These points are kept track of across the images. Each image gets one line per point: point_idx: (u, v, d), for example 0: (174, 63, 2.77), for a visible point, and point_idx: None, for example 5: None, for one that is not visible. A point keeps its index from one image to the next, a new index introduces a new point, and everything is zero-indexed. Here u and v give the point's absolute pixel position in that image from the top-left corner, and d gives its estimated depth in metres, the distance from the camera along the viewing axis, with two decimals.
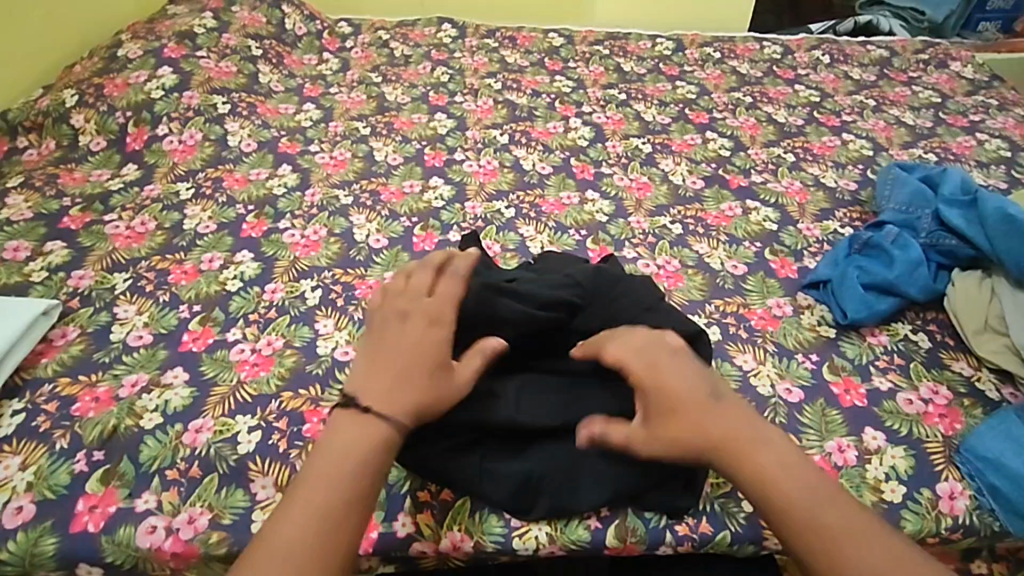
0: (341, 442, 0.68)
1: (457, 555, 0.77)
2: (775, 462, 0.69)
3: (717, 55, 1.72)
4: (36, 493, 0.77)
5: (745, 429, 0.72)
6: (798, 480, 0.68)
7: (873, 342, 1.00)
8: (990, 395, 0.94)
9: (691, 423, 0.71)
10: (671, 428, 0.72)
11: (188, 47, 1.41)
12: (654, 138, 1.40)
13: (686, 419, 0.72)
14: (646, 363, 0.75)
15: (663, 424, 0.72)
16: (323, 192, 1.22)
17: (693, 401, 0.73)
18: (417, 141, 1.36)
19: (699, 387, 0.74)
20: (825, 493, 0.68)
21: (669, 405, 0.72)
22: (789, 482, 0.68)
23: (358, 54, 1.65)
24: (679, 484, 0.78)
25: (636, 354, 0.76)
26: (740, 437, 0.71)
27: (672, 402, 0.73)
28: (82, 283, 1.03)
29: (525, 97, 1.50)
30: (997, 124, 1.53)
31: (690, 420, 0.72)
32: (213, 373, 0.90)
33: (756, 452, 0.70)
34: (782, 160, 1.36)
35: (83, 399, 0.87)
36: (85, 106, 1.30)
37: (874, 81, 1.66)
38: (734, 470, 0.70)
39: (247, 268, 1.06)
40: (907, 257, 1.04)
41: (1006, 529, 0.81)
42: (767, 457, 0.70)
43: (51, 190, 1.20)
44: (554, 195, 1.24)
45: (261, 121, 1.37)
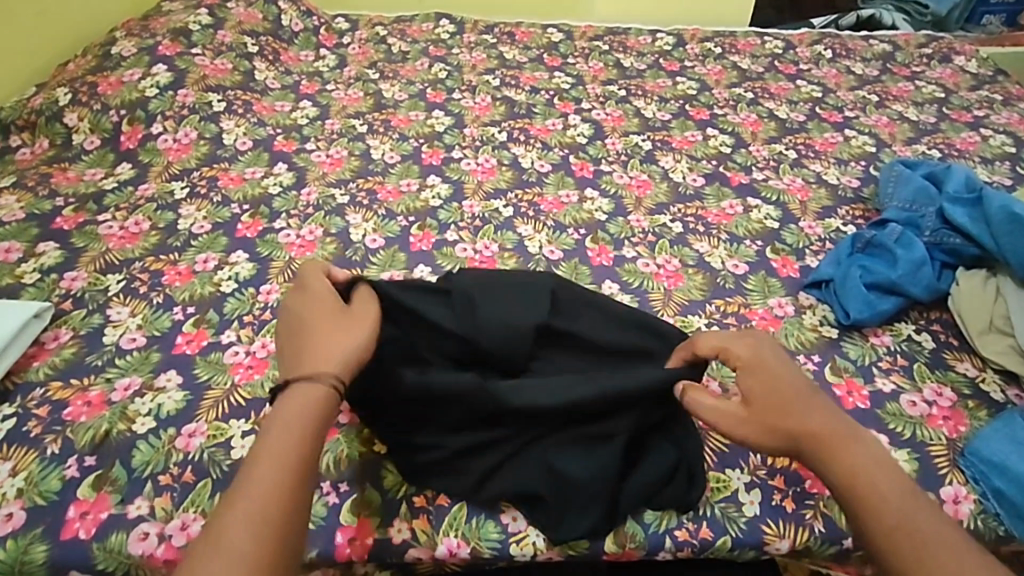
0: (281, 434, 0.65)
1: (453, 561, 0.76)
2: (869, 458, 0.69)
3: (718, 50, 1.70)
4: (27, 499, 0.76)
5: (842, 428, 0.72)
6: (889, 479, 0.68)
7: (876, 342, 0.98)
8: (994, 397, 0.92)
9: (793, 414, 0.72)
10: (773, 416, 0.73)
11: (183, 44, 1.40)
12: (654, 135, 1.38)
13: (779, 408, 0.73)
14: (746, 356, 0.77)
15: (756, 411, 0.74)
16: (319, 191, 1.21)
17: (790, 394, 0.74)
18: (414, 139, 1.34)
19: (800, 382, 0.75)
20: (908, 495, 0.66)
21: (772, 394, 0.74)
22: (882, 480, 0.67)
23: (355, 50, 1.63)
24: (684, 479, 0.78)
25: (738, 344, 0.78)
26: (837, 434, 0.71)
27: (769, 390, 0.74)
28: (75, 284, 1.02)
29: (524, 94, 1.49)
30: (1001, 119, 1.51)
31: (780, 407, 0.73)
32: (207, 376, 0.89)
33: (843, 447, 0.70)
34: (784, 157, 1.34)
35: (75, 403, 0.86)
36: (78, 105, 1.28)
37: (877, 77, 1.64)
38: (826, 463, 0.70)
39: (241, 269, 1.05)
40: (910, 256, 1.03)
41: (1010, 533, 0.80)
42: (862, 454, 0.70)
43: (44, 190, 1.18)
44: (553, 193, 1.22)
45: (257, 119, 1.36)
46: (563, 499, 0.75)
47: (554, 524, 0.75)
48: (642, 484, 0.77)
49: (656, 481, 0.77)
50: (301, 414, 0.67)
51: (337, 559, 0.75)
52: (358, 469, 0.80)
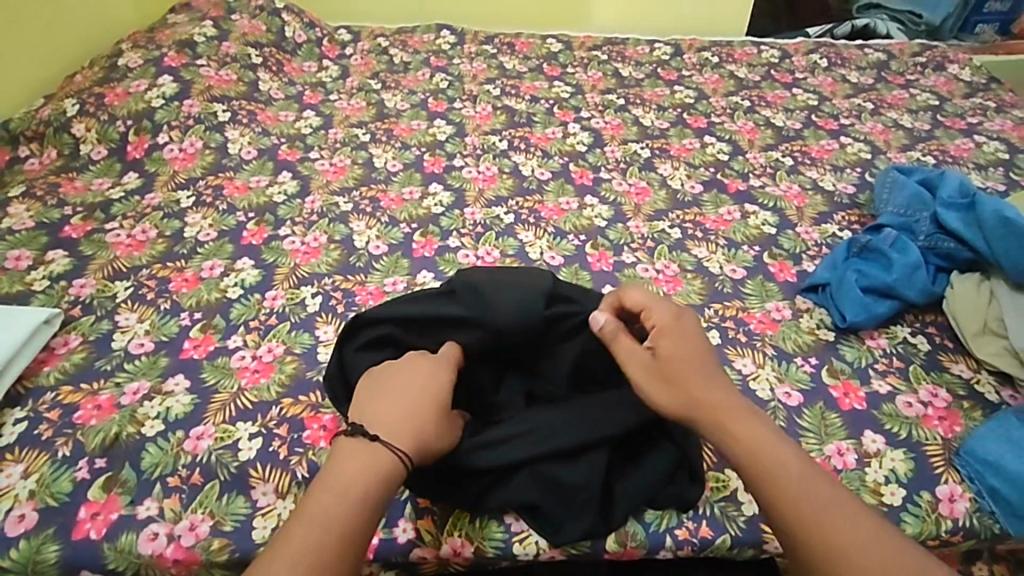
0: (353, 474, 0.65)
1: (457, 560, 0.77)
2: (763, 433, 0.70)
3: (715, 59, 1.73)
4: (38, 500, 0.78)
5: (732, 401, 0.73)
6: (793, 459, 0.68)
7: (872, 345, 1.00)
8: (989, 398, 0.94)
9: (695, 383, 0.73)
10: (680, 383, 0.73)
11: (188, 56, 1.42)
12: (652, 143, 1.40)
13: (687, 377, 0.73)
14: (665, 325, 0.77)
15: (662, 374, 0.73)
16: (323, 199, 1.23)
17: (691, 359, 0.75)
18: (416, 147, 1.36)
19: (696, 350, 0.76)
20: (813, 477, 0.67)
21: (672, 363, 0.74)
22: (783, 460, 0.68)
23: (358, 61, 1.65)
24: (685, 475, 0.80)
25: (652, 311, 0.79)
26: (728, 407, 0.72)
27: (682, 359, 0.75)
28: (83, 291, 1.03)
29: (524, 103, 1.51)
30: (994, 126, 1.53)
31: (682, 377, 0.73)
32: (214, 381, 0.90)
33: (742, 421, 0.71)
34: (780, 164, 1.36)
35: (85, 407, 0.87)
36: (85, 116, 1.30)
37: (872, 85, 1.67)
38: (725, 441, 0.70)
39: (247, 275, 1.07)
40: (905, 260, 1.04)
41: (1005, 531, 0.81)
42: (758, 431, 0.71)
43: (53, 199, 1.20)
44: (553, 200, 1.24)
45: (261, 128, 1.38)
46: (564, 504, 0.76)
47: (556, 528, 0.76)
48: (646, 485, 0.78)
49: (657, 482, 0.78)
50: (368, 473, 0.65)
51: None
52: None
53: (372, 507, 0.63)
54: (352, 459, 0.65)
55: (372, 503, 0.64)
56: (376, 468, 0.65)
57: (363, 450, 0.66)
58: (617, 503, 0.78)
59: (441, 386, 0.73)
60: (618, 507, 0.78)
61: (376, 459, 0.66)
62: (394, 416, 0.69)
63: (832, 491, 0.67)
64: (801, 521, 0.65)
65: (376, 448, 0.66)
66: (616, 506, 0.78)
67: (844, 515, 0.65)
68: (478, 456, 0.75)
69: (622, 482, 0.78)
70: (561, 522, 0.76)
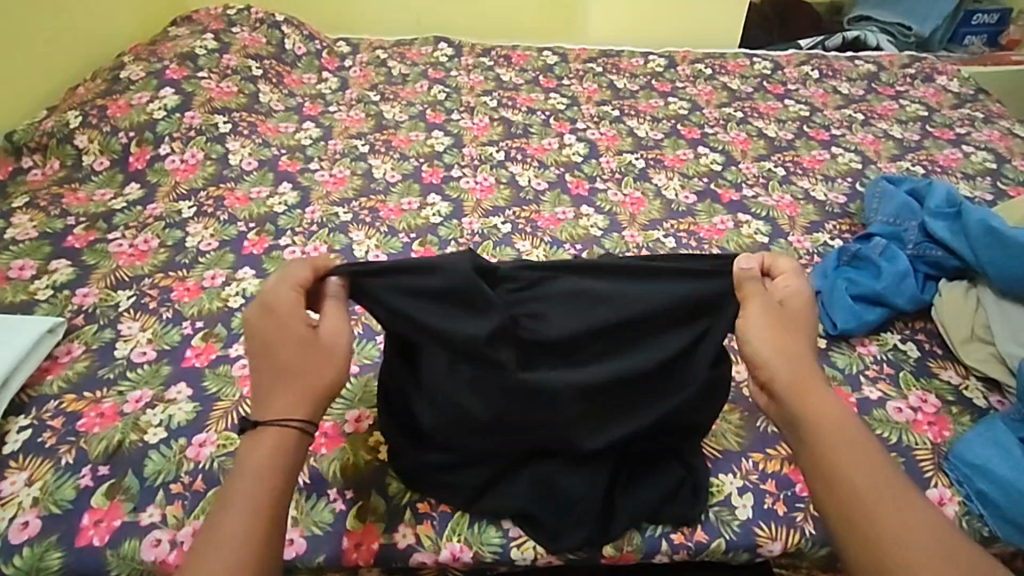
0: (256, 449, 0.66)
1: (456, 565, 0.78)
2: (846, 423, 0.70)
3: (709, 71, 1.76)
4: (42, 507, 0.79)
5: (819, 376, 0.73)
6: (868, 453, 0.68)
7: (863, 351, 1.02)
8: (978, 403, 0.95)
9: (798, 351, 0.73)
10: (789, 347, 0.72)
11: (190, 68, 1.45)
12: (647, 154, 1.43)
13: (788, 345, 0.73)
14: (790, 297, 0.76)
15: (767, 333, 0.73)
16: (323, 209, 1.25)
17: (797, 331, 0.74)
18: (414, 158, 1.38)
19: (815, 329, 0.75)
20: (881, 471, 0.67)
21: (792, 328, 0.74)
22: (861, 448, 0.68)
23: (357, 73, 1.68)
24: (688, 491, 0.81)
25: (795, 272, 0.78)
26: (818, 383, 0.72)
27: (792, 327, 0.74)
28: (86, 300, 1.05)
29: (520, 114, 1.54)
30: (982, 136, 1.56)
31: (788, 345, 0.73)
32: (216, 388, 0.92)
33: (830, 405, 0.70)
34: (773, 174, 1.39)
35: (89, 415, 0.88)
36: (88, 127, 1.32)
37: (863, 96, 1.70)
38: (806, 415, 0.70)
39: (249, 284, 1.08)
40: (894, 268, 1.06)
41: (994, 533, 0.83)
42: (843, 418, 0.70)
43: (56, 210, 1.22)
44: (550, 210, 1.26)
45: (262, 139, 1.40)
46: (561, 515, 0.77)
47: (551, 537, 0.77)
48: (646, 501, 0.79)
49: (658, 499, 0.79)
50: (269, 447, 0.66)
51: (344, 564, 0.77)
52: (364, 476, 0.83)
53: (279, 481, 0.65)
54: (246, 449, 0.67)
55: (279, 477, 0.66)
56: (272, 443, 0.67)
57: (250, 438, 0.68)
58: (616, 518, 0.79)
59: (291, 326, 0.71)
60: (616, 521, 0.79)
61: (265, 437, 0.67)
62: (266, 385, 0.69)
63: (904, 494, 0.66)
64: (860, 506, 0.65)
65: (258, 430, 0.68)
66: (614, 520, 0.79)
67: (909, 517, 0.64)
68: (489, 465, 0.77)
69: (624, 497, 0.79)
70: (557, 533, 0.77)
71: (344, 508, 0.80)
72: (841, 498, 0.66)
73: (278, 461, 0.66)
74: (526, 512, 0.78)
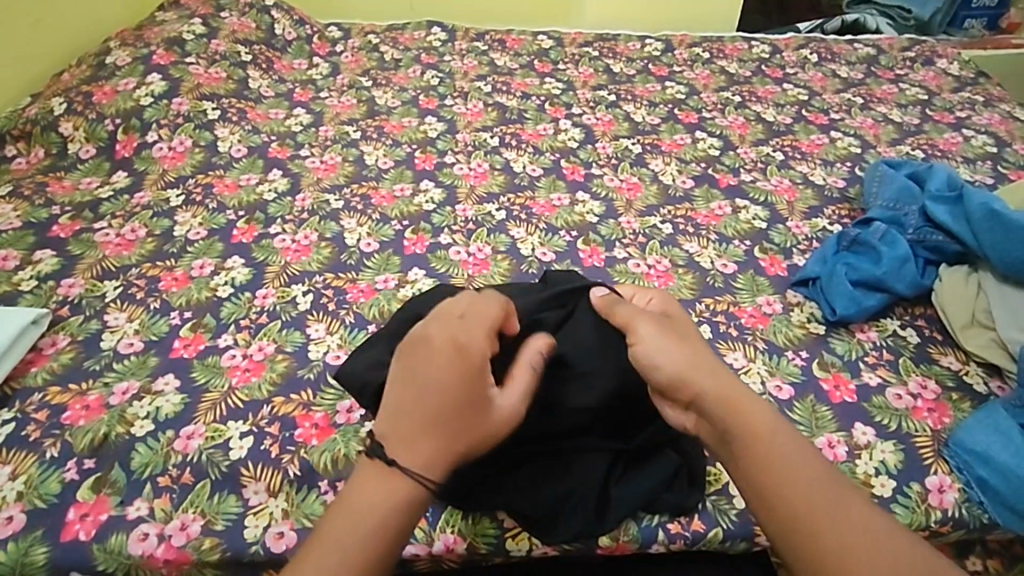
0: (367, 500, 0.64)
1: (450, 557, 0.77)
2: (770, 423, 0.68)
3: (706, 55, 1.73)
4: (27, 502, 0.77)
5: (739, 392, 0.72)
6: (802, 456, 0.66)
7: (862, 338, 1.00)
8: (978, 389, 0.94)
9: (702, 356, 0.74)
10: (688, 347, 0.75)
11: (177, 53, 1.41)
12: (643, 139, 1.40)
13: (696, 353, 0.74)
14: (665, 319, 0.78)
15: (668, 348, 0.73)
16: (313, 197, 1.22)
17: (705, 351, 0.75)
18: (407, 144, 1.36)
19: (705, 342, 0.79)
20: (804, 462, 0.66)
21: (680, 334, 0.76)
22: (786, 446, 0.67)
23: (348, 58, 1.65)
24: (684, 481, 0.80)
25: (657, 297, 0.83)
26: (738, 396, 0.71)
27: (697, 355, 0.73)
28: (72, 291, 1.03)
29: (515, 99, 1.51)
30: (983, 120, 1.54)
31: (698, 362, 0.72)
32: (204, 379, 0.90)
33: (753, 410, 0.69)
34: (771, 159, 1.37)
35: (74, 408, 0.86)
36: (73, 114, 1.29)
37: (862, 80, 1.68)
38: (733, 421, 0.68)
39: (238, 273, 1.06)
40: (894, 253, 1.05)
41: (994, 521, 0.82)
42: (770, 417, 0.69)
43: (40, 199, 1.19)
44: (545, 196, 1.24)
45: (251, 126, 1.37)
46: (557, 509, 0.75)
47: (549, 528, 0.76)
48: (645, 490, 0.77)
49: (656, 486, 0.78)
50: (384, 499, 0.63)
51: None
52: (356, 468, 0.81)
53: (384, 547, 0.62)
54: (376, 486, 0.64)
55: (384, 542, 0.62)
56: (404, 496, 0.64)
57: (382, 475, 0.64)
58: (614, 505, 0.77)
59: (470, 377, 0.67)
60: (613, 509, 0.77)
61: (399, 484, 0.64)
62: (417, 427, 0.65)
63: (839, 488, 0.65)
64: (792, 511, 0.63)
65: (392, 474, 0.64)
66: (612, 508, 0.77)
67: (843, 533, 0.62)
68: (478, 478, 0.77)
69: (622, 484, 0.78)
70: (556, 523, 0.75)
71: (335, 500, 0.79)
72: (769, 511, 0.64)
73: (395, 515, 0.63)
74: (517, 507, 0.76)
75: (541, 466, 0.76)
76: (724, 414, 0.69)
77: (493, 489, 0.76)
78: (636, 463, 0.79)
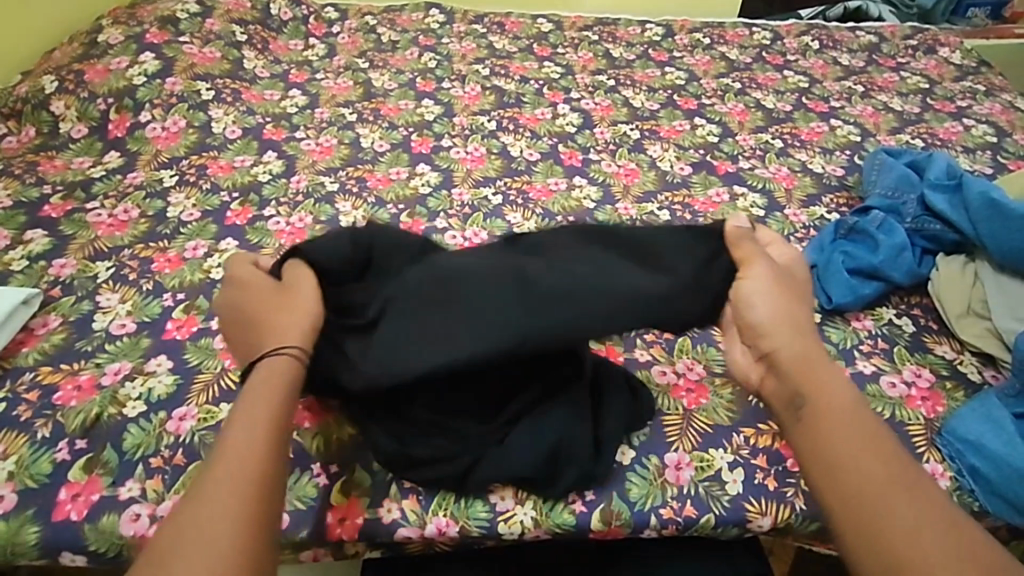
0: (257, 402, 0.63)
1: (443, 540, 0.77)
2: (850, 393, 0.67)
3: (707, 41, 1.71)
4: (18, 481, 0.77)
5: (816, 355, 0.70)
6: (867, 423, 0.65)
7: (857, 326, 1.00)
8: (972, 378, 0.95)
9: (797, 308, 0.73)
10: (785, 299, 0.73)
11: (171, 32, 1.39)
12: (642, 124, 1.39)
13: (792, 305, 0.73)
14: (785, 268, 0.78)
15: (769, 304, 0.72)
16: (309, 178, 1.21)
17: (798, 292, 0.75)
18: (403, 127, 1.35)
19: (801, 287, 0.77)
20: (870, 430, 0.64)
21: (789, 283, 0.75)
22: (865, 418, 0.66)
23: (345, 40, 1.61)
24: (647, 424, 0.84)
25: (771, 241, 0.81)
26: (810, 358, 0.69)
27: (796, 286, 0.76)
28: (64, 271, 1.02)
29: (513, 83, 1.49)
30: (983, 109, 1.53)
31: (780, 309, 0.72)
32: (197, 361, 0.90)
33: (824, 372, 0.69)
34: (770, 146, 1.36)
35: (66, 387, 0.86)
36: (64, 93, 1.28)
37: (863, 67, 1.66)
38: (812, 390, 0.67)
39: (231, 255, 1.05)
40: (892, 241, 1.05)
41: (984, 508, 0.82)
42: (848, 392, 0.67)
43: (31, 178, 1.18)
44: (542, 181, 1.23)
45: (246, 107, 1.36)
46: (548, 468, 0.77)
47: (547, 485, 0.78)
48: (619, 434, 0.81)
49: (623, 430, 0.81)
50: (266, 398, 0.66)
51: (328, 539, 0.76)
52: (348, 451, 0.81)
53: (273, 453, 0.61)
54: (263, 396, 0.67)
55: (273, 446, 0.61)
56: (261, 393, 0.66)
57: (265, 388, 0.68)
58: (602, 452, 0.80)
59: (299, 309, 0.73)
60: (602, 458, 0.79)
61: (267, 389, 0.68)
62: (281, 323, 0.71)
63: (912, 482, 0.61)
64: (846, 478, 0.61)
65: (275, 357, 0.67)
66: (601, 458, 0.79)
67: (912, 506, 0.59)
68: (478, 470, 0.76)
69: (601, 425, 0.80)
70: (553, 479, 0.78)
71: (328, 483, 0.79)
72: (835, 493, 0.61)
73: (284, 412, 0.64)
74: (509, 474, 0.76)
75: (521, 435, 0.76)
76: (798, 374, 0.68)
77: (491, 466, 0.76)
78: (609, 411, 0.81)
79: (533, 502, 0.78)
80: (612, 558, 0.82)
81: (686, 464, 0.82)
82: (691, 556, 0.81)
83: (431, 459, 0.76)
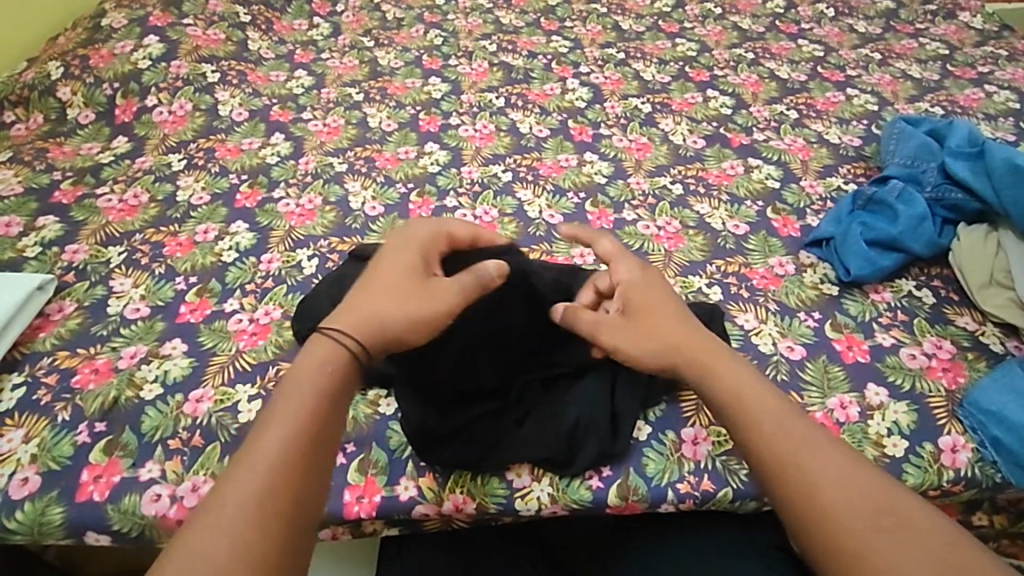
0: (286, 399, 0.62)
1: (460, 517, 0.78)
2: (741, 370, 0.72)
3: (718, 11, 1.66)
4: (41, 464, 0.78)
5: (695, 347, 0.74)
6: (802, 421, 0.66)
7: (876, 298, 0.98)
8: (994, 349, 0.93)
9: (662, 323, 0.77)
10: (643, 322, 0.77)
11: (174, 15, 1.39)
12: (653, 98, 1.36)
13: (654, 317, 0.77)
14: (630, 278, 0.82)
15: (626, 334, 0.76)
16: (317, 159, 1.20)
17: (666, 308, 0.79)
18: (410, 106, 1.33)
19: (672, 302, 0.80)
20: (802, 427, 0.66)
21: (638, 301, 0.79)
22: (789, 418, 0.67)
23: (349, 18, 1.57)
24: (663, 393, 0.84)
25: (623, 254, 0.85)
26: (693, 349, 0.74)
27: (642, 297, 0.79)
28: (76, 257, 1.02)
29: (521, 59, 1.46)
30: (1006, 75, 1.48)
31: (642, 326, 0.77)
32: (212, 344, 0.90)
33: (719, 364, 0.72)
34: (785, 117, 1.32)
35: (83, 371, 0.87)
36: (71, 79, 1.27)
37: (880, 35, 1.61)
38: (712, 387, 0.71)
39: (242, 238, 1.05)
40: (911, 212, 1.02)
41: (1007, 479, 0.81)
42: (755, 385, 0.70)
43: (41, 164, 1.18)
44: (552, 157, 1.22)
45: (251, 89, 1.34)
46: (569, 443, 0.77)
47: (568, 463, 0.78)
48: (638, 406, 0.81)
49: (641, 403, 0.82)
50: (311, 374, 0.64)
51: (346, 518, 0.76)
52: (364, 430, 0.81)
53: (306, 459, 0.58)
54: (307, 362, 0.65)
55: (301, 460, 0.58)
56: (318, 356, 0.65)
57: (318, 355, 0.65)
58: (622, 426, 0.80)
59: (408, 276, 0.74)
60: (622, 432, 0.80)
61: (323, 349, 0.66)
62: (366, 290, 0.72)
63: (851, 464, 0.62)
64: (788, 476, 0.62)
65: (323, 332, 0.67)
66: (622, 432, 0.80)
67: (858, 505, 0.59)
68: (493, 448, 0.78)
69: (617, 398, 0.81)
70: (573, 456, 0.78)
71: (345, 462, 0.79)
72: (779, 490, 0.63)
73: (320, 402, 0.62)
74: (528, 452, 0.77)
75: (542, 414, 0.79)
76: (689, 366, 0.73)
77: (508, 448, 0.78)
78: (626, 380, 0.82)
79: (549, 478, 0.78)
80: (629, 535, 0.82)
81: (703, 439, 0.82)
82: (709, 530, 0.81)
83: (450, 438, 0.77)
